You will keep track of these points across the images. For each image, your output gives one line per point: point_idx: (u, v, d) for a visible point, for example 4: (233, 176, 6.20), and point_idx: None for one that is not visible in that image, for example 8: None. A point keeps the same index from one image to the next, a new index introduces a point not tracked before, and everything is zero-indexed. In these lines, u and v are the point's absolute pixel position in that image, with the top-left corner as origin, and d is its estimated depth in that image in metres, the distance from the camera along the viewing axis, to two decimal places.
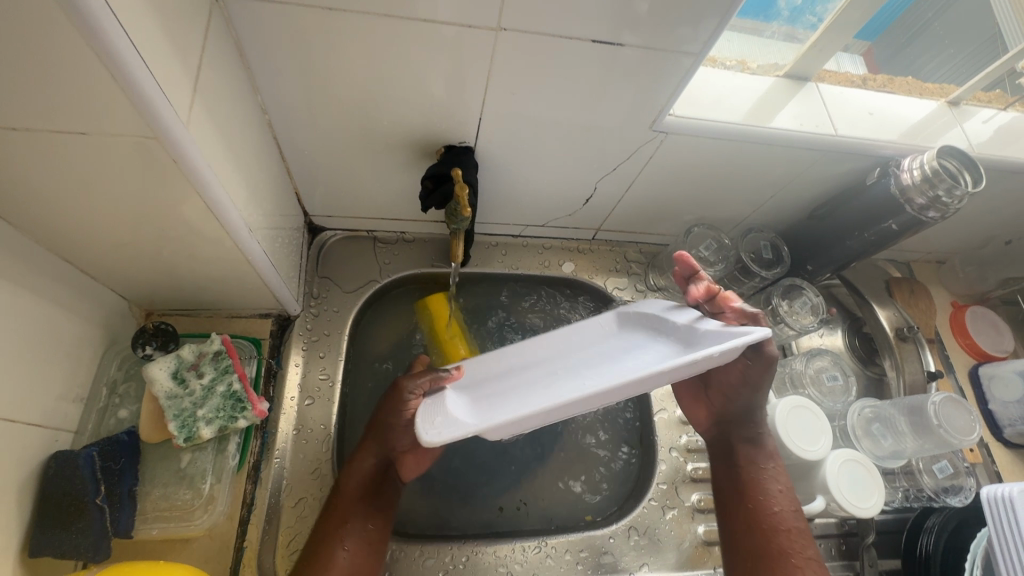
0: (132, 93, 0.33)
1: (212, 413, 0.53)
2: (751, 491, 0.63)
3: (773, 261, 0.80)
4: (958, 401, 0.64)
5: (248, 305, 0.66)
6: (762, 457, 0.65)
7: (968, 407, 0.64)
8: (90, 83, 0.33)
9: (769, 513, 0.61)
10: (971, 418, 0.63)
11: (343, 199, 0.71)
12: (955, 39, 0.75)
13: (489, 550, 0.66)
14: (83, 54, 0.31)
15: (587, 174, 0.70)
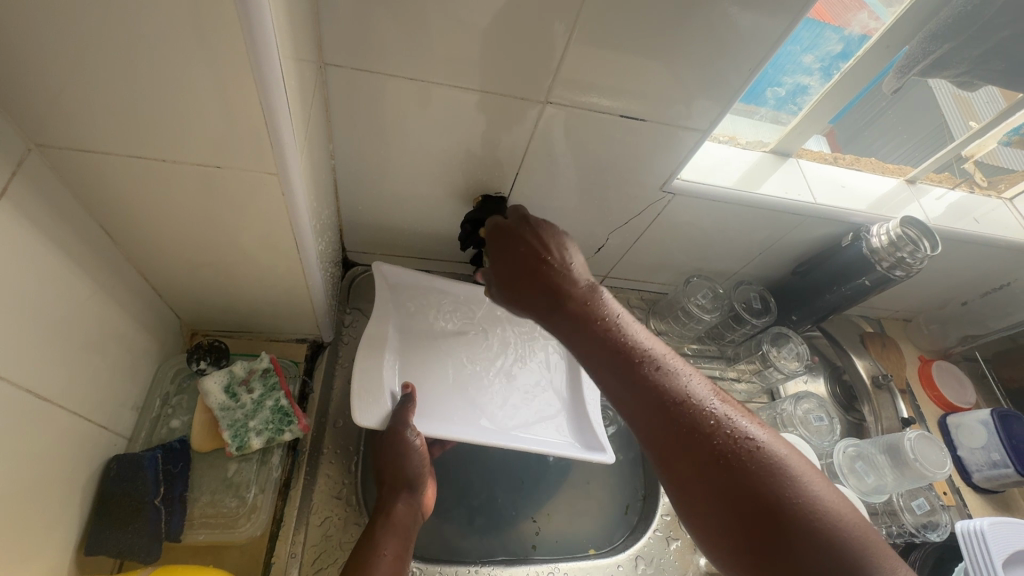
0: (271, 139, 0.41)
1: (262, 425, 0.57)
2: (664, 423, 0.42)
3: (762, 311, 0.89)
4: (929, 438, 0.70)
5: (289, 330, 0.71)
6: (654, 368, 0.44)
7: (939, 443, 0.70)
8: (234, 127, 0.40)
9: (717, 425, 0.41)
10: (942, 453, 0.69)
11: (381, 237, 0.78)
12: (909, 129, 0.83)
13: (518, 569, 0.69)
14: (242, 105, 0.39)
15: (601, 226, 0.79)
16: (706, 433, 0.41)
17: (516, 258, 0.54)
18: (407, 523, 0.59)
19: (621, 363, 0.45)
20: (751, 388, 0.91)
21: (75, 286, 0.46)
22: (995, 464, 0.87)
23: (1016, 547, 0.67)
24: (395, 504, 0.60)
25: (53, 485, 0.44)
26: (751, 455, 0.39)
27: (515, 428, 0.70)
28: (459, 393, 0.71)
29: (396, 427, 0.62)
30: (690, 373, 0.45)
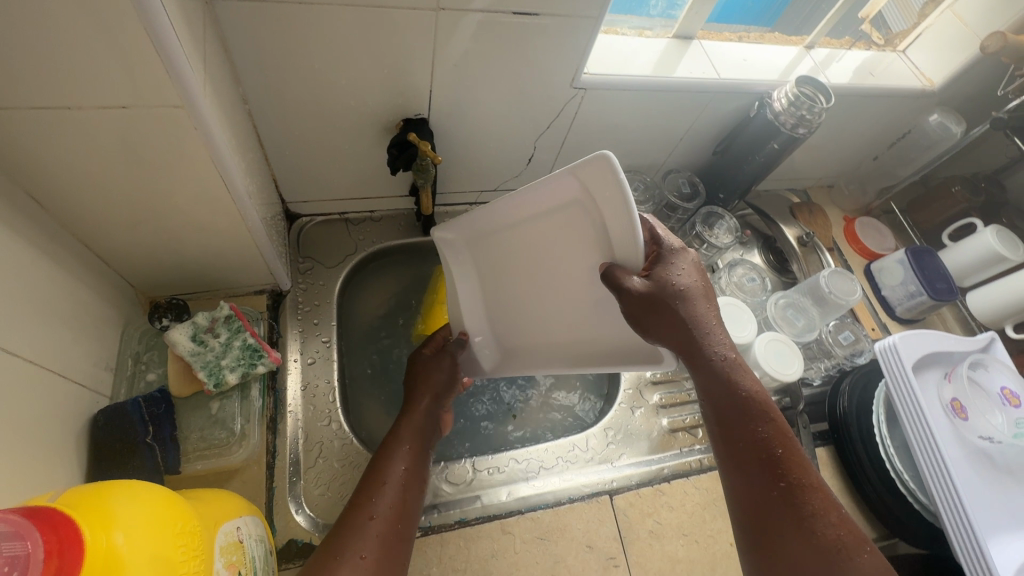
0: (167, 68, 0.42)
1: (234, 362, 0.61)
2: (755, 471, 0.53)
3: (692, 195, 0.95)
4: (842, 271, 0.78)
5: (245, 282, 0.74)
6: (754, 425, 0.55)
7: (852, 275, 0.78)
8: (126, 61, 0.41)
9: (789, 496, 0.51)
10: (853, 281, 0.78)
11: (316, 180, 0.80)
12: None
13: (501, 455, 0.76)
14: (128, 34, 0.39)
15: (527, 135, 0.82)
16: (789, 481, 0.52)
17: (661, 322, 0.57)
18: (426, 433, 0.68)
19: (742, 442, 0.55)
20: None
21: (18, 252, 0.47)
22: (912, 295, 0.98)
23: (922, 351, 0.77)
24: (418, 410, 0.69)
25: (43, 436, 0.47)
26: (818, 488, 0.52)
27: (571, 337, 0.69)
28: (533, 310, 0.71)
29: (436, 357, 0.74)
30: (785, 443, 0.54)
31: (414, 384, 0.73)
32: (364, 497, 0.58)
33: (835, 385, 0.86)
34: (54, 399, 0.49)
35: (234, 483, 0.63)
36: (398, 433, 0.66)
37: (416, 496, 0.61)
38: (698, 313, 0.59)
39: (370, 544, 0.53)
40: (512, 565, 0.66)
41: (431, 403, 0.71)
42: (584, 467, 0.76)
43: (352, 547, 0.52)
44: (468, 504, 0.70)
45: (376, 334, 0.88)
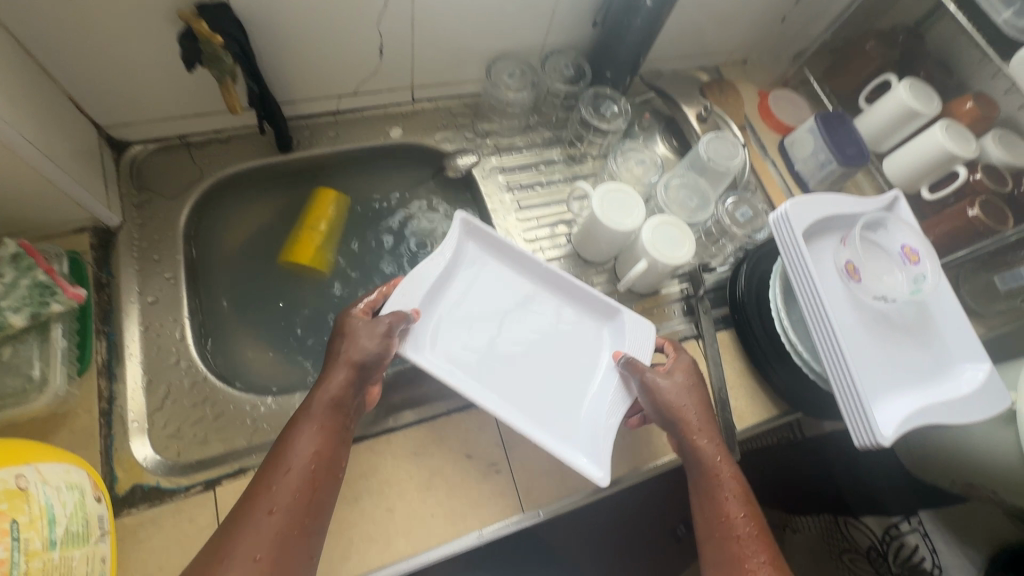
0: None
1: (20, 302, 0.55)
2: (718, 536, 0.57)
3: (576, 77, 0.87)
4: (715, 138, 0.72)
5: (55, 220, 0.65)
6: (722, 496, 0.59)
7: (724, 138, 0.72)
8: None
9: (739, 559, 0.55)
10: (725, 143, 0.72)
11: (127, 97, 0.69)
12: None
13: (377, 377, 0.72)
14: None
15: (364, 19, 0.71)
16: (744, 550, 0.55)
17: (660, 407, 0.63)
18: (342, 411, 0.57)
19: (714, 519, 0.58)
20: (590, 163, 0.91)
21: None
22: (823, 164, 0.91)
23: (816, 216, 0.71)
24: (335, 373, 0.57)
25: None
26: (769, 557, 0.55)
27: (514, 401, 0.66)
28: (490, 358, 0.69)
29: (368, 326, 0.60)
30: (746, 520, 0.57)
31: (331, 351, 0.59)
32: (259, 485, 0.50)
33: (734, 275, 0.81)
34: None
35: (60, 435, 0.58)
36: (304, 411, 0.55)
37: (316, 492, 0.52)
38: (684, 404, 0.62)
39: (258, 547, 0.47)
40: (383, 484, 0.63)
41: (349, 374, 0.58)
42: None
43: (231, 552, 0.46)
44: None
45: (242, 267, 0.80)
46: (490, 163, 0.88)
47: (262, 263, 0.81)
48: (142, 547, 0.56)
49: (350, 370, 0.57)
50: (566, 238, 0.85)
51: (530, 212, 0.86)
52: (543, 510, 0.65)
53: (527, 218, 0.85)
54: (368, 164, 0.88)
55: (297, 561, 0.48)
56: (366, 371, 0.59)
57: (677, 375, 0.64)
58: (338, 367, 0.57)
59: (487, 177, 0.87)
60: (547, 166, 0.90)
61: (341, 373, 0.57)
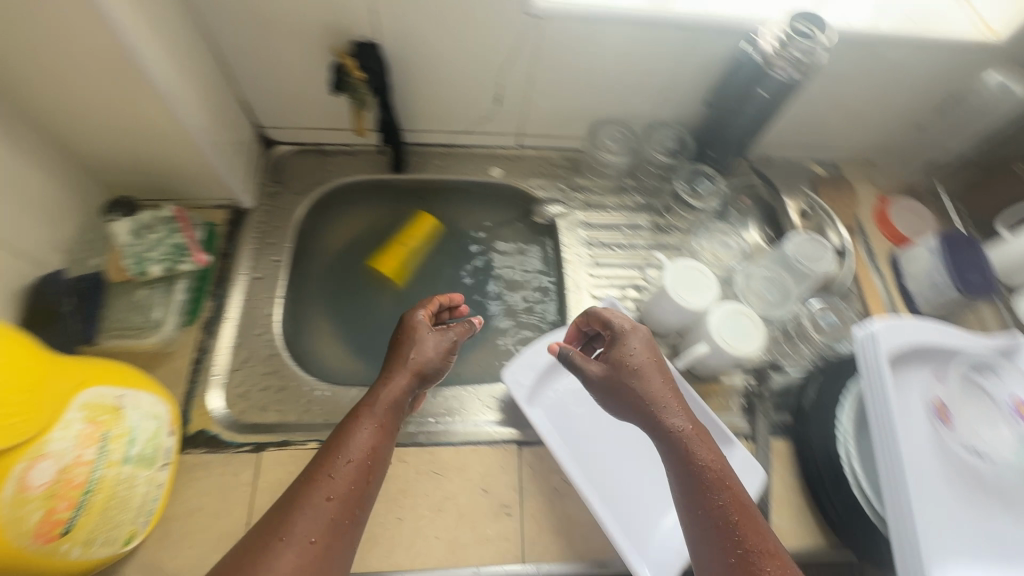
0: None
1: (162, 257, 0.68)
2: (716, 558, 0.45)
3: (677, 150, 0.88)
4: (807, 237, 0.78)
5: (204, 195, 0.79)
6: (708, 493, 0.47)
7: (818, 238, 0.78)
8: None
9: None
10: (815, 241, 0.78)
11: (283, 108, 0.83)
12: None
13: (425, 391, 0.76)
14: None
15: (486, 72, 0.78)
16: None
17: (617, 390, 0.54)
18: (394, 416, 0.58)
19: (708, 531, 0.46)
20: (681, 237, 0.89)
21: None
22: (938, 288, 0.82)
23: (904, 343, 0.65)
24: (400, 375, 0.59)
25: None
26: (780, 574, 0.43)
27: (599, 482, 0.68)
28: (592, 433, 0.72)
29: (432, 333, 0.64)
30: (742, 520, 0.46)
31: (391, 359, 0.62)
32: (311, 473, 0.51)
33: (801, 387, 0.76)
34: None
35: (159, 372, 0.69)
36: (358, 416, 0.56)
37: (360, 505, 0.51)
38: (647, 386, 0.53)
39: (308, 527, 0.46)
40: (400, 493, 0.66)
41: (410, 384, 0.60)
42: (498, 416, 0.74)
43: (276, 530, 0.46)
44: None
45: (334, 263, 0.88)
46: (575, 216, 0.91)
47: (352, 264, 0.89)
48: (192, 483, 0.64)
49: (410, 374, 0.60)
50: (635, 304, 0.84)
51: (603, 270, 0.87)
52: (541, 569, 0.64)
53: (599, 275, 0.87)
54: (464, 195, 0.94)
55: (340, 550, 0.47)
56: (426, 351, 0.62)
57: (633, 342, 0.57)
58: (402, 373, 0.60)
59: (570, 229, 0.91)
60: (631, 229, 0.90)
61: (403, 378, 0.59)
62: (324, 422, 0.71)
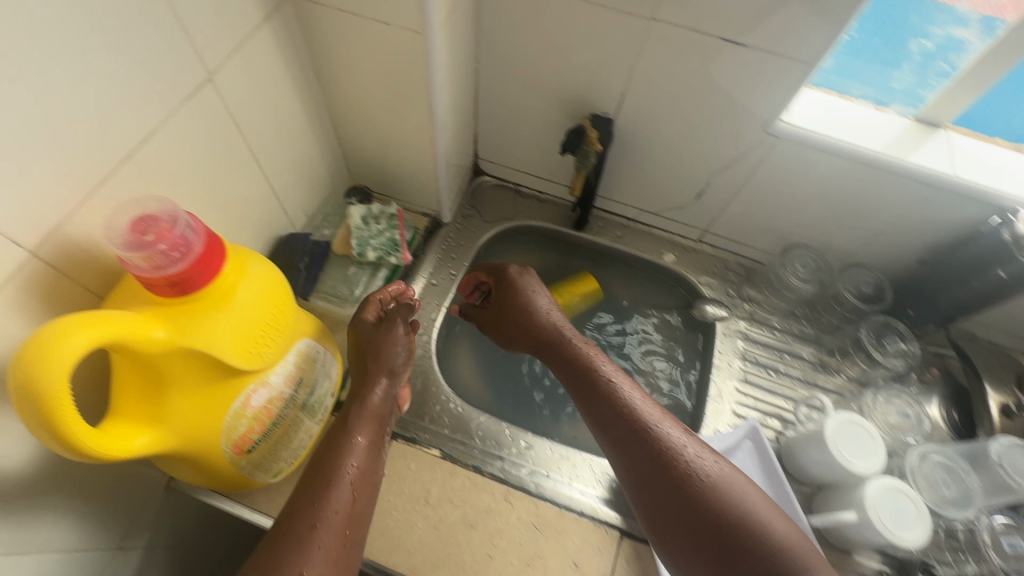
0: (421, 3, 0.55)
1: (378, 246, 0.77)
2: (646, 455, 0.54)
3: (873, 298, 0.83)
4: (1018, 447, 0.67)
5: (416, 202, 0.89)
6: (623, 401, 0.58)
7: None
8: None
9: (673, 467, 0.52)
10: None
11: (505, 148, 0.92)
12: None
13: (544, 441, 0.77)
14: None
15: (702, 168, 0.81)
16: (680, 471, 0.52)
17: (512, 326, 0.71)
18: (377, 423, 0.62)
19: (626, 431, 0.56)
20: (843, 383, 0.84)
21: (290, 106, 0.67)
22: None
23: None
24: (375, 385, 0.64)
25: (238, 224, 0.65)
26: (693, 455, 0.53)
27: None
28: None
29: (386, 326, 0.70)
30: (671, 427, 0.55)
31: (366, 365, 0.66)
32: (301, 502, 0.52)
33: None
34: (261, 212, 0.68)
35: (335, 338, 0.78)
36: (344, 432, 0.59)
37: (363, 504, 0.55)
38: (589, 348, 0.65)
39: (318, 557, 0.48)
40: (497, 532, 0.67)
41: (382, 395, 0.64)
42: (606, 495, 0.72)
43: (281, 563, 0.47)
44: (489, 462, 0.73)
45: None
46: (736, 326, 0.89)
47: None
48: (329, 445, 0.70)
49: (384, 376, 0.65)
50: (774, 434, 0.80)
51: (751, 390, 0.84)
52: None
53: (745, 393, 0.83)
54: (630, 269, 0.98)
55: (355, 555, 0.51)
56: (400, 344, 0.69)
57: (524, 276, 0.74)
58: (377, 380, 0.65)
59: (726, 337, 0.89)
60: (795, 360, 0.87)
61: (379, 386, 0.64)
62: (447, 434, 0.75)
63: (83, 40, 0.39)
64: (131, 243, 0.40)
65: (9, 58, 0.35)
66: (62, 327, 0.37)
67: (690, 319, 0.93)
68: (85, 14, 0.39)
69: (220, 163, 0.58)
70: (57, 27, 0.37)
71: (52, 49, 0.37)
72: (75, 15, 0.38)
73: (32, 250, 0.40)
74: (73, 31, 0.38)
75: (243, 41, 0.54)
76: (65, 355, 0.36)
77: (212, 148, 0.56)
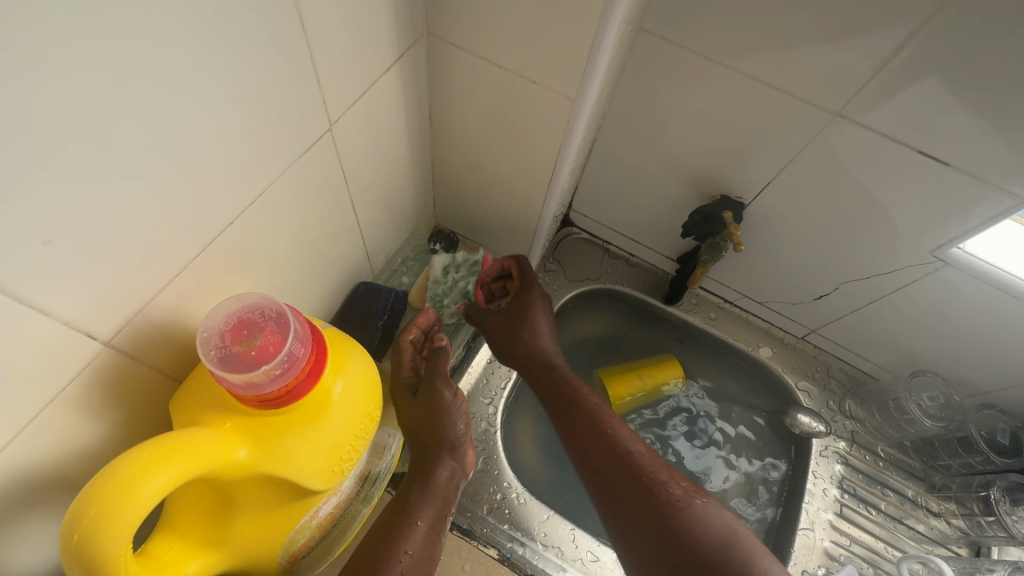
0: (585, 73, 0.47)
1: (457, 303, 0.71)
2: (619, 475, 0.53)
3: (1007, 450, 0.71)
4: None
5: (500, 254, 0.80)
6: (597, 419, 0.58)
7: None
8: (562, 55, 0.46)
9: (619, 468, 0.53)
10: None
11: (606, 208, 0.83)
12: None
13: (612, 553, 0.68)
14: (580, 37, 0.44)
15: (835, 271, 0.71)
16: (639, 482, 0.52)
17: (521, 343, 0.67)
18: (444, 507, 0.50)
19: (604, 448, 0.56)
20: (948, 532, 0.74)
21: (400, 149, 0.59)
22: None
23: None
24: (440, 466, 0.51)
25: (322, 275, 0.57)
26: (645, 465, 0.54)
27: None
28: None
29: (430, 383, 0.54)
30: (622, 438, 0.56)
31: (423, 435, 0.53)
32: None
33: None
34: (347, 259, 0.61)
35: None
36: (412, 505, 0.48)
37: None
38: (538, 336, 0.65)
39: None
40: None
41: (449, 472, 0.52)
42: None
43: None
44: (551, 572, 0.65)
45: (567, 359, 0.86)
46: (834, 446, 0.79)
47: (583, 368, 0.86)
48: None
49: (446, 449, 0.52)
50: None
51: (847, 526, 0.74)
52: None
53: (841, 530, 0.74)
54: (718, 356, 0.87)
55: None
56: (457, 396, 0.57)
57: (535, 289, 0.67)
58: (445, 458, 0.52)
59: (822, 457, 0.79)
60: (898, 499, 0.77)
61: (444, 464, 0.52)
62: (506, 530, 0.67)
63: (212, 95, 0.32)
64: (232, 358, 0.32)
65: (127, 125, 0.27)
66: (137, 466, 0.29)
67: (778, 425, 0.83)
68: (220, 65, 0.31)
69: (319, 214, 0.50)
70: (186, 83, 0.29)
71: (177, 110, 0.30)
72: (209, 67, 0.30)
73: (106, 341, 0.33)
74: (204, 86, 0.31)
75: (372, 84, 0.46)
76: (140, 506, 0.29)
77: (317, 202, 0.49)
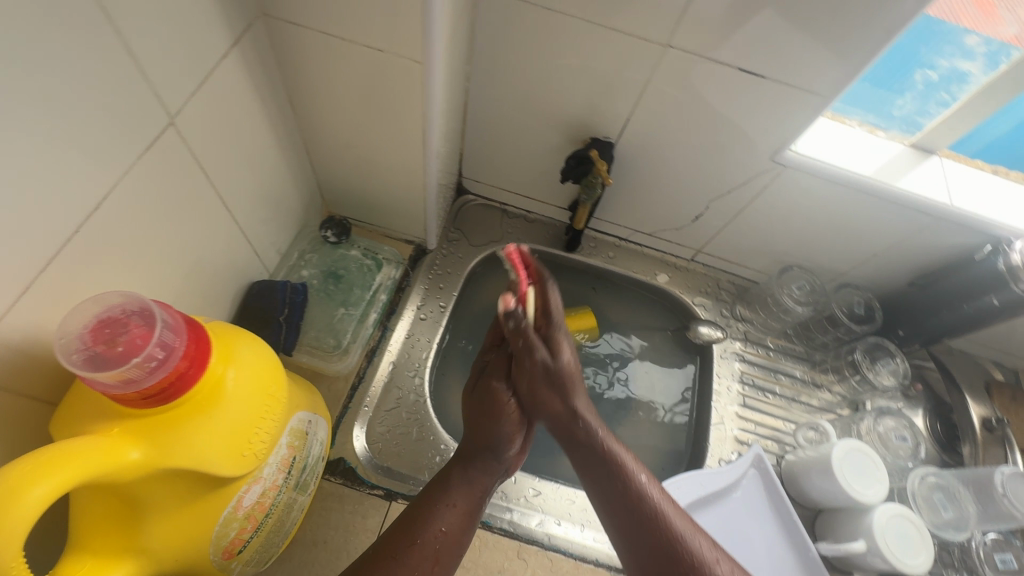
0: (424, 28, 0.48)
1: (363, 292, 0.76)
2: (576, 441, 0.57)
3: (864, 318, 0.85)
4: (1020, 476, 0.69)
5: (399, 229, 0.81)
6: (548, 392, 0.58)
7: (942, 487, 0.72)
8: (399, 15, 0.47)
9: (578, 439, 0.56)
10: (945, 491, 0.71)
11: (493, 167, 0.86)
12: None
13: (554, 483, 0.73)
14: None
15: (704, 191, 0.79)
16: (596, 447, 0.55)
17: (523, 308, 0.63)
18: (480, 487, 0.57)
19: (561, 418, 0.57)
20: (832, 398, 0.86)
21: (264, 136, 0.58)
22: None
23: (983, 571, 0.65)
24: (455, 468, 0.58)
25: (207, 276, 0.56)
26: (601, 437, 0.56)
27: None
28: None
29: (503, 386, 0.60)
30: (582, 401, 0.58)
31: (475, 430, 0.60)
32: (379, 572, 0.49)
33: None
34: (232, 258, 0.60)
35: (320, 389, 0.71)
36: (430, 513, 0.54)
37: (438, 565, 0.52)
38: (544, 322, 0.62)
39: None
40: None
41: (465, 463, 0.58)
42: None
43: None
44: (498, 514, 0.69)
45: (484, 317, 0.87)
46: (732, 347, 0.89)
47: None
48: (322, 513, 0.64)
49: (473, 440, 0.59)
50: (774, 458, 0.81)
51: (751, 413, 0.84)
52: None
53: (747, 418, 0.83)
54: (625, 291, 0.94)
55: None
56: (536, 389, 0.58)
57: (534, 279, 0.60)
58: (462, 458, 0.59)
59: (724, 359, 0.88)
60: (792, 380, 0.87)
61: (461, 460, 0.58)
62: None
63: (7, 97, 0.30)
64: (102, 359, 0.34)
65: None
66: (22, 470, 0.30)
67: (685, 341, 0.91)
68: (5, 65, 0.30)
69: (185, 212, 0.49)
70: None
71: None
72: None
73: None
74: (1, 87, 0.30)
75: (210, 71, 0.46)
76: (29, 508, 0.29)
77: (177, 200, 0.47)
